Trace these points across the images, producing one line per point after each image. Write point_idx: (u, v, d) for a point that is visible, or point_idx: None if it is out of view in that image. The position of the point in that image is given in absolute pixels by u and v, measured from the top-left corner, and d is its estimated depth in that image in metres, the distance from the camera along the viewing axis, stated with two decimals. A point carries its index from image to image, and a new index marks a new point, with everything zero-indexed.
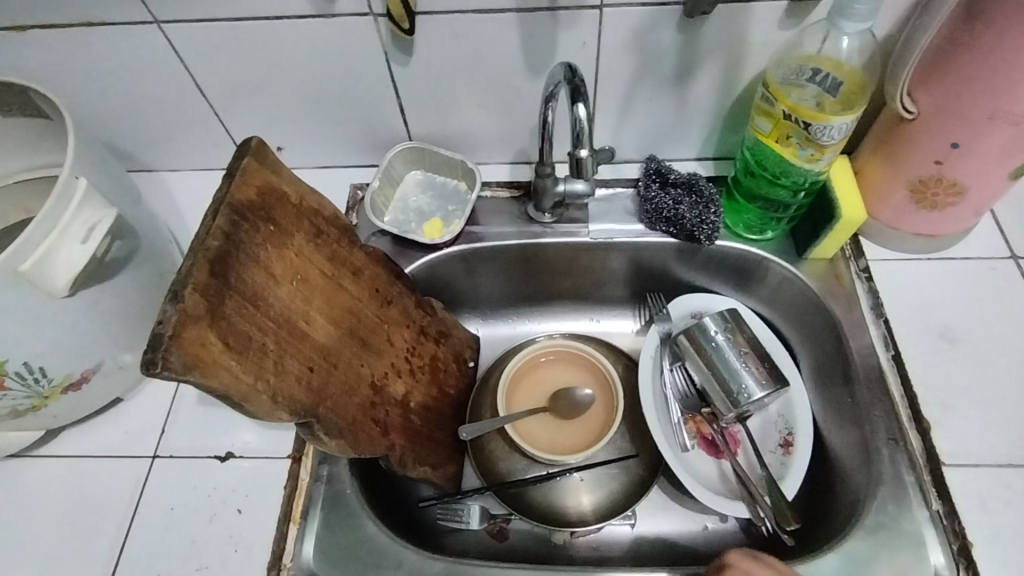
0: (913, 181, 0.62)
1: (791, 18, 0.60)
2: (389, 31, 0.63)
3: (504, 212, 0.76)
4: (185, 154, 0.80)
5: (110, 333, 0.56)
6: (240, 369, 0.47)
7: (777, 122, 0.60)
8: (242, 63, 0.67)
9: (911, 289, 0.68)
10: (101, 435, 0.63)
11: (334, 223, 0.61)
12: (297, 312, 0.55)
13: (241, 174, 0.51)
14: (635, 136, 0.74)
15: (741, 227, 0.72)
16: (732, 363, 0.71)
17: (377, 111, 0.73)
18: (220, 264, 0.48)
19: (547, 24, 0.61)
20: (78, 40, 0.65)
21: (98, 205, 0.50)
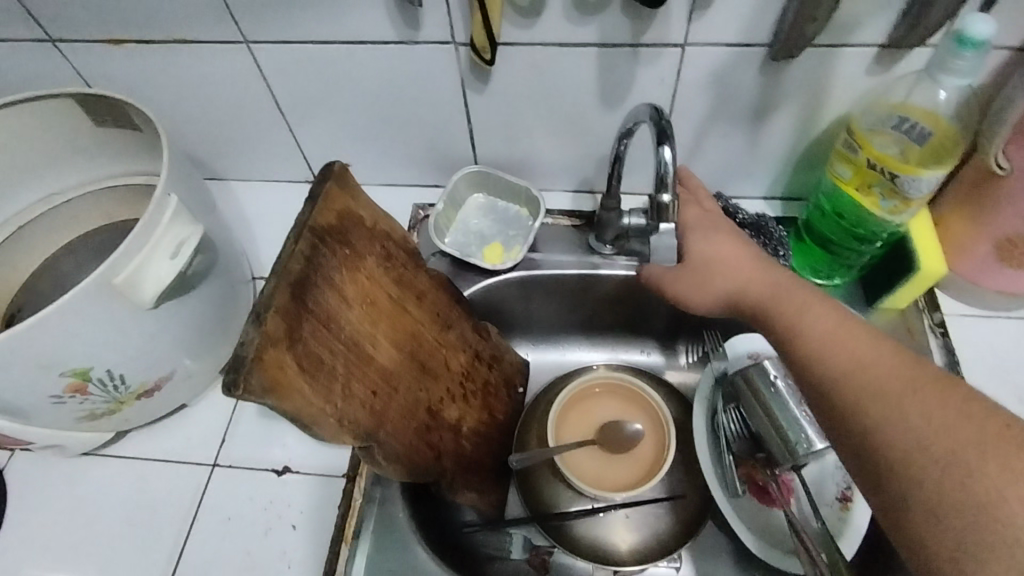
0: (1000, 240, 0.59)
1: (879, 65, 0.58)
2: (468, 59, 0.63)
3: (564, 240, 0.76)
4: (256, 165, 0.82)
5: (183, 343, 0.58)
6: (312, 391, 0.48)
7: (860, 170, 0.58)
8: (321, 82, 0.68)
9: (987, 349, 0.65)
10: (164, 440, 0.64)
11: (404, 247, 0.61)
12: (365, 336, 0.55)
13: (324, 198, 0.52)
14: (703, 172, 0.73)
15: (807, 271, 0.70)
16: (792, 412, 0.70)
17: (446, 133, 0.73)
18: (300, 288, 0.49)
19: (627, 60, 0.61)
20: (169, 54, 0.67)
21: (186, 222, 0.51)
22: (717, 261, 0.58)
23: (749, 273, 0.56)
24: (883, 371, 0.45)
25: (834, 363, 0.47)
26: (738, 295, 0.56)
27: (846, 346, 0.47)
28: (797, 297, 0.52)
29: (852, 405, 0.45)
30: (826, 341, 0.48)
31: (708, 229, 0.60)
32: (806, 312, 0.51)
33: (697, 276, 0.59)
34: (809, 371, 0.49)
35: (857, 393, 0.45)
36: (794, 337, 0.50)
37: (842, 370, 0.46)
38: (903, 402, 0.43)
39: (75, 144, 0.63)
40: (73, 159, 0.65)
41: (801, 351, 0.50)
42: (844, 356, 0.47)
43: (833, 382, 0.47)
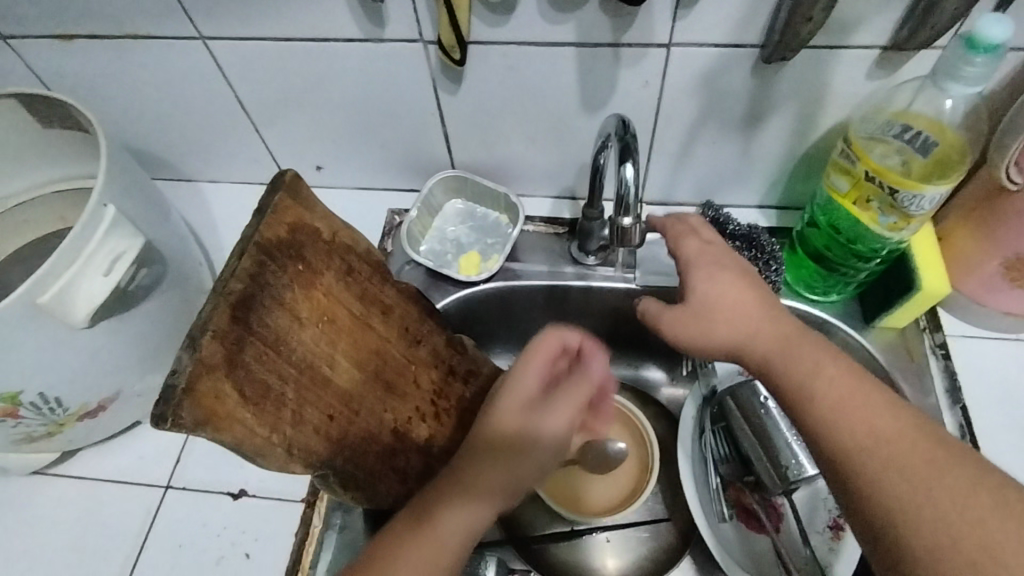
0: (1010, 259, 0.55)
1: (881, 69, 0.53)
2: (438, 58, 0.59)
3: (545, 249, 0.72)
4: (224, 167, 0.78)
5: (129, 361, 0.54)
6: (255, 421, 0.45)
7: (857, 182, 0.54)
8: (285, 81, 0.64)
9: (993, 373, 0.61)
10: (116, 458, 0.61)
11: (367, 259, 0.57)
12: (320, 356, 0.51)
13: (273, 211, 0.49)
14: (693, 179, 0.68)
15: (801, 286, 0.66)
16: (784, 435, 0.66)
17: (420, 135, 0.69)
18: (242, 308, 0.45)
19: (609, 60, 0.57)
20: (124, 51, 0.63)
21: (125, 234, 0.48)
22: (722, 305, 0.51)
23: (754, 321, 0.50)
24: (906, 448, 0.42)
25: (854, 435, 0.43)
26: (737, 344, 0.51)
27: (864, 411, 0.44)
28: (807, 352, 0.48)
29: (870, 478, 0.42)
30: (841, 407, 0.44)
31: (710, 267, 0.53)
32: (816, 369, 0.47)
33: (693, 322, 0.52)
34: (816, 433, 0.45)
35: (875, 466, 0.42)
36: (805, 398, 0.46)
37: (861, 442, 0.43)
38: (932, 486, 0.40)
39: (22, 146, 0.60)
40: (22, 162, 0.61)
41: (812, 415, 0.45)
42: (862, 428, 0.43)
43: (852, 454, 0.43)
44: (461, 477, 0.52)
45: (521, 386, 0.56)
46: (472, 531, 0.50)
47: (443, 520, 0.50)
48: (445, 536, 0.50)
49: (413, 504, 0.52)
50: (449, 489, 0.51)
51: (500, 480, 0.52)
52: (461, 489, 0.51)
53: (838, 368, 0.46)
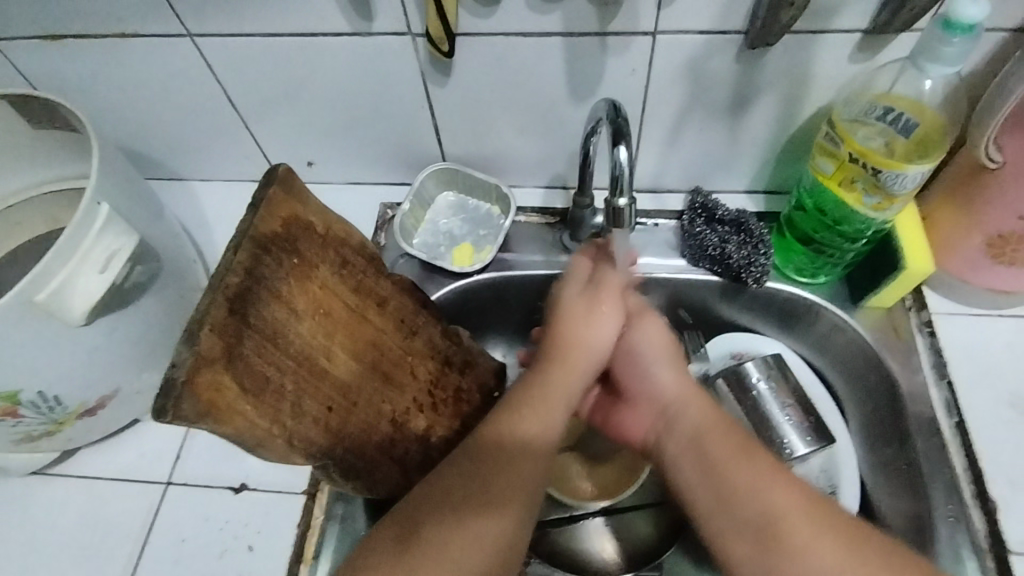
0: (992, 236, 0.56)
1: (861, 53, 0.55)
2: (426, 51, 0.60)
3: (537, 239, 0.72)
4: (214, 165, 0.78)
5: (127, 358, 0.55)
6: (256, 413, 0.45)
7: (841, 165, 0.55)
8: (274, 77, 0.65)
9: (979, 349, 0.62)
10: (116, 456, 0.62)
11: (362, 252, 0.57)
12: (317, 348, 0.52)
13: (267, 205, 0.49)
14: (681, 166, 0.69)
15: (791, 269, 0.66)
16: (774, 416, 0.66)
17: (410, 129, 0.70)
18: (239, 302, 0.46)
19: (595, 49, 0.57)
20: (111, 50, 0.63)
21: (119, 232, 0.48)
22: (661, 388, 0.55)
23: (690, 401, 0.53)
24: (823, 522, 0.45)
25: (774, 509, 0.46)
26: (672, 416, 0.53)
27: (779, 493, 0.46)
28: (730, 434, 0.50)
29: (786, 553, 0.44)
30: (756, 483, 0.47)
31: (649, 335, 0.57)
32: (737, 449, 0.49)
33: (629, 367, 0.58)
34: (733, 533, 0.46)
35: (799, 536, 0.44)
36: (727, 475, 0.48)
37: (780, 514, 0.45)
38: (848, 564, 0.43)
39: (11, 148, 0.60)
40: (11, 163, 0.61)
41: (733, 500, 0.47)
42: (780, 510, 0.46)
43: (765, 525, 0.45)
44: (495, 487, 0.48)
45: (557, 393, 0.53)
46: (515, 540, 0.47)
47: (478, 527, 0.46)
48: (483, 542, 0.45)
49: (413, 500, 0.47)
50: (506, 496, 0.47)
51: (532, 489, 0.49)
52: (506, 496, 0.47)
53: (759, 455, 0.48)
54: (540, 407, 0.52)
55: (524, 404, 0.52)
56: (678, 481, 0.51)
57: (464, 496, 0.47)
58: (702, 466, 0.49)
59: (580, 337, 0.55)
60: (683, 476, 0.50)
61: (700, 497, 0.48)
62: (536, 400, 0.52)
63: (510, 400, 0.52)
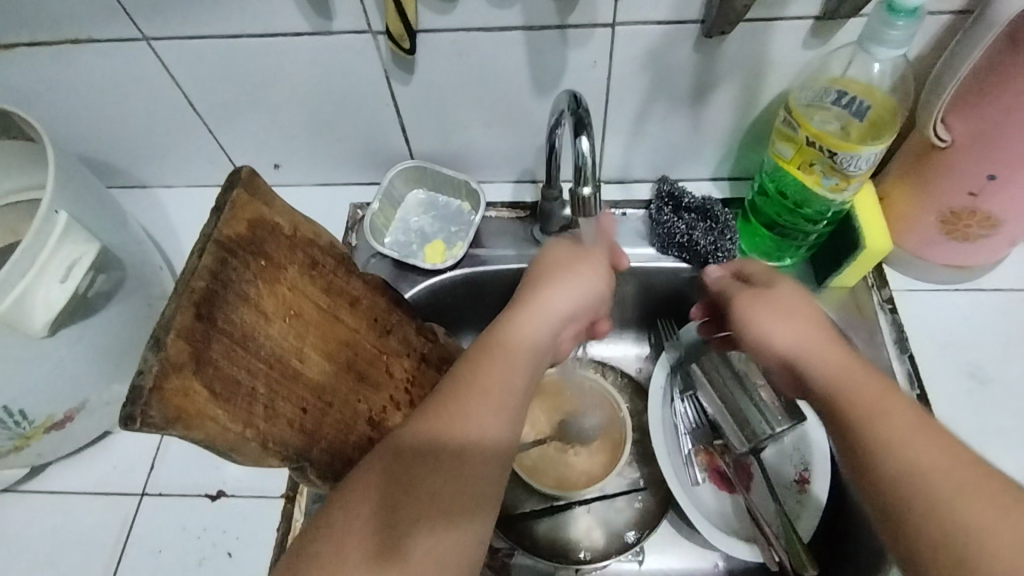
0: (944, 212, 0.58)
1: (815, 39, 0.56)
2: (388, 49, 0.60)
3: (508, 233, 0.73)
4: (179, 171, 0.77)
5: (92, 368, 0.54)
6: (227, 417, 0.45)
7: (799, 148, 0.56)
8: (234, 79, 0.64)
9: (938, 324, 0.64)
10: (88, 470, 0.60)
11: (332, 253, 0.57)
12: (288, 351, 0.51)
13: (231, 207, 0.49)
14: (647, 156, 0.70)
15: (758, 253, 0.68)
16: (748, 397, 0.69)
17: (376, 127, 0.69)
18: (205, 306, 0.45)
19: (556, 42, 0.58)
20: (64, 57, 0.62)
21: (80, 239, 0.47)
22: (785, 344, 0.50)
23: (820, 354, 0.48)
24: (978, 484, 0.39)
25: (934, 469, 0.40)
26: (798, 364, 0.49)
27: (935, 451, 0.41)
28: (880, 390, 0.45)
29: (953, 514, 0.39)
30: (877, 409, 0.44)
31: (757, 307, 0.52)
32: (883, 401, 0.44)
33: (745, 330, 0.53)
34: (887, 500, 0.41)
35: (960, 501, 0.39)
36: (873, 426, 0.43)
37: (939, 474, 0.40)
38: (960, 489, 0.39)
39: None
40: None
41: (893, 465, 0.41)
42: (943, 468, 0.40)
43: (883, 454, 0.42)
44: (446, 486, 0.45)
45: (495, 375, 0.49)
46: (470, 548, 0.45)
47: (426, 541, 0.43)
48: (434, 553, 0.43)
49: (362, 497, 0.44)
50: (416, 496, 0.44)
51: (481, 488, 0.46)
52: (438, 497, 0.44)
53: (914, 417, 0.43)
54: (490, 397, 0.48)
55: (459, 398, 0.48)
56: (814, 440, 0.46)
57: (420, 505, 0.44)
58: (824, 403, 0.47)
59: (515, 337, 0.51)
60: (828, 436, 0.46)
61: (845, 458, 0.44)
62: (473, 392, 0.48)
63: (448, 398, 0.48)
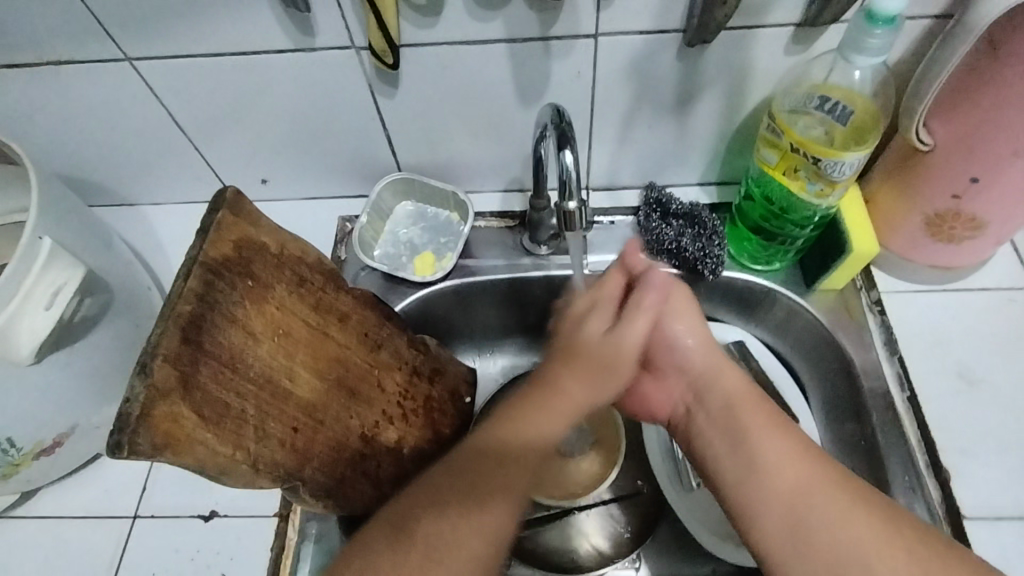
0: (930, 215, 0.58)
1: (797, 45, 0.56)
2: (372, 64, 0.60)
3: (498, 243, 0.73)
4: (165, 188, 0.76)
5: (81, 392, 0.54)
6: (217, 441, 0.45)
7: (784, 155, 0.56)
8: (218, 96, 0.64)
9: (926, 324, 0.64)
10: (80, 493, 0.60)
11: (319, 269, 0.57)
12: (278, 370, 0.51)
13: (216, 229, 0.48)
14: (634, 163, 0.70)
15: (745, 257, 0.68)
16: None
17: (362, 140, 0.69)
18: (192, 330, 0.45)
19: (539, 54, 0.58)
20: (46, 78, 0.61)
21: (64, 264, 0.47)
22: (693, 367, 0.56)
23: (723, 375, 0.54)
24: (852, 509, 0.46)
25: (790, 482, 0.48)
26: (703, 387, 0.55)
27: (805, 470, 0.48)
28: (764, 421, 0.51)
29: (803, 520, 0.47)
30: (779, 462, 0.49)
31: (680, 326, 0.56)
32: (787, 454, 0.49)
33: (658, 346, 0.57)
34: (762, 508, 0.48)
35: (819, 504, 0.47)
36: (760, 466, 0.49)
37: (805, 483, 0.48)
38: (835, 516, 0.46)
39: None
40: None
41: (766, 478, 0.49)
42: (798, 475, 0.48)
43: (773, 489, 0.48)
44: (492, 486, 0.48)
45: (547, 411, 0.51)
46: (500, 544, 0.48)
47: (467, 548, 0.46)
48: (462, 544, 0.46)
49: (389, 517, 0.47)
50: (460, 514, 0.47)
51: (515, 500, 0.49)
52: (479, 498, 0.48)
53: (787, 431, 0.51)
54: (551, 411, 0.51)
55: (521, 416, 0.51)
56: (708, 456, 0.53)
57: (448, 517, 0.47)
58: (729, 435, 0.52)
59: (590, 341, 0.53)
60: (716, 453, 0.52)
61: (727, 472, 0.51)
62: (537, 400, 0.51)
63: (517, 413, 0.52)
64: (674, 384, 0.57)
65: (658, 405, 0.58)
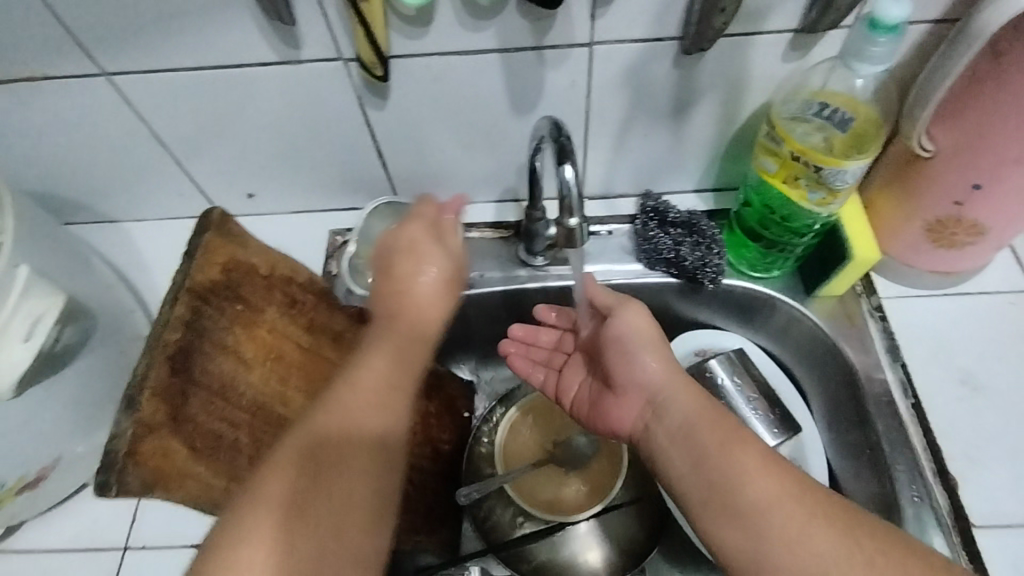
0: (931, 221, 0.58)
1: (794, 51, 0.55)
2: (361, 75, 0.58)
3: (492, 255, 0.71)
4: (147, 204, 0.74)
5: (63, 424, 0.51)
6: (209, 473, 0.44)
7: (784, 163, 0.55)
8: (200, 110, 0.62)
9: (928, 329, 0.64)
10: (65, 527, 0.58)
11: (312, 288, 0.53)
12: (273, 396, 0.49)
13: (202, 253, 0.47)
14: (630, 171, 0.69)
15: (744, 264, 0.67)
16: (741, 409, 0.66)
17: (351, 153, 0.67)
18: (180, 360, 0.45)
19: (533, 63, 0.57)
20: (19, 95, 0.59)
21: (43, 294, 0.45)
22: (653, 382, 0.54)
23: (681, 392, 0.52)
24: (818, 518, 0.44)
25: (757, 496, 0.46)
26: (663, 404, 0.53)
27: (769, 483, 0.46)
28: (729, 432, 0.49)
29: (769, 543, 0.44)
30: (746, 477, 0.47)
31: (636, 326, 0.55)
32: (754, 469, 0.47)
33: (616, 358, 0.56)
34: (727, 531, 0.46)
35: (782, 522, 0.45)
36: (724, 478, 0.47)
37: (770, 501, 0.45)
38: (800, 531, 0.44)
39: None
40: None
41: (733, 493, 0.47)
42: (770, 491, 0.46)
43: (737, 507, 0.46)
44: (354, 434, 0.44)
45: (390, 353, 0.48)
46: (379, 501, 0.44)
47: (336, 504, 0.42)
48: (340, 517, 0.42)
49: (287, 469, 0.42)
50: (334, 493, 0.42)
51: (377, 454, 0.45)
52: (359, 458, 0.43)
53: (751, 446, 0.48)
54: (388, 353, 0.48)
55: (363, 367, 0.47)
56: (670, 475, 0.51)
57: (348, 480, 0.43)
58: (692, 458, 0.50)
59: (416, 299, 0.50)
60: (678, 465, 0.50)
61: (693, 486, 0.49)
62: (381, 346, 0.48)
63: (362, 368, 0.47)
64: (635, 397, 0.55)
65: (618, 422, 0.57)
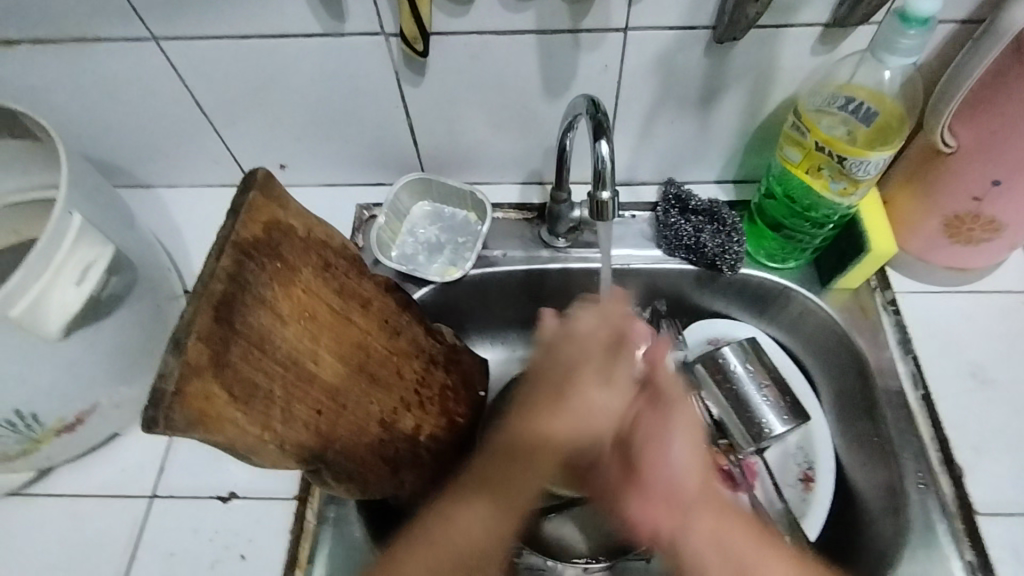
0: (949, 216, 0.59)
1: (823, 44, 0.57)
2: (400, 51, 0.60)
3: (515, 235, 0.73)
4: (182, 171, 0.76)
5: (102, 370, 0.54)
6: (246, 420, 0.45)
7: (808, 153, 0.57)
8: (242, 79, 0.64)
9: (940, 324, 0.65)
10: (97, 472, 0.60)
11: (344, 255, 0.57)
12: (305, 352, 0.51)
13: (247, 210, 0.49)
14: (655, 158, 0.71)
15: (762, 255, 0.69)
16: (752, 396, 0.68)
17: (384, 129, 0.69)
18: (223, 308, 0.45)
19: (568, 46, 0.58)
20: (70, 55, 0.61)
21: (94, 242, 0.48)
22: (683, 474, 0.52)
23: (704, 487, 0.52)
24: None
25: None
26: (683, 498, 0.52)
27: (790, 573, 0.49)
28: (754, 533, 0.50)
29: None
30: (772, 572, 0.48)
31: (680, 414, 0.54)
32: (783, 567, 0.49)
33: (649, 439, 0.53)
34: None
35: None
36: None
37: None
38: None
39: None
40: None
41: None
42: None
43: None
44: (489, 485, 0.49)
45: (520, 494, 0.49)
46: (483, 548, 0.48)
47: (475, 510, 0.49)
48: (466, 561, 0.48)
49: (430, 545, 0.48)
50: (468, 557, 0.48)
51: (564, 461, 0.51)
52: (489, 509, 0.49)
53: (780, 550, 0.50)
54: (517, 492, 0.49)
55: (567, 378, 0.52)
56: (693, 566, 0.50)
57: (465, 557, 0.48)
58: (717, 550, 0.49)
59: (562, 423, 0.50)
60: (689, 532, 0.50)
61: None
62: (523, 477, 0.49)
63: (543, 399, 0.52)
64: (656, 486, 0.52)
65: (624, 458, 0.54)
